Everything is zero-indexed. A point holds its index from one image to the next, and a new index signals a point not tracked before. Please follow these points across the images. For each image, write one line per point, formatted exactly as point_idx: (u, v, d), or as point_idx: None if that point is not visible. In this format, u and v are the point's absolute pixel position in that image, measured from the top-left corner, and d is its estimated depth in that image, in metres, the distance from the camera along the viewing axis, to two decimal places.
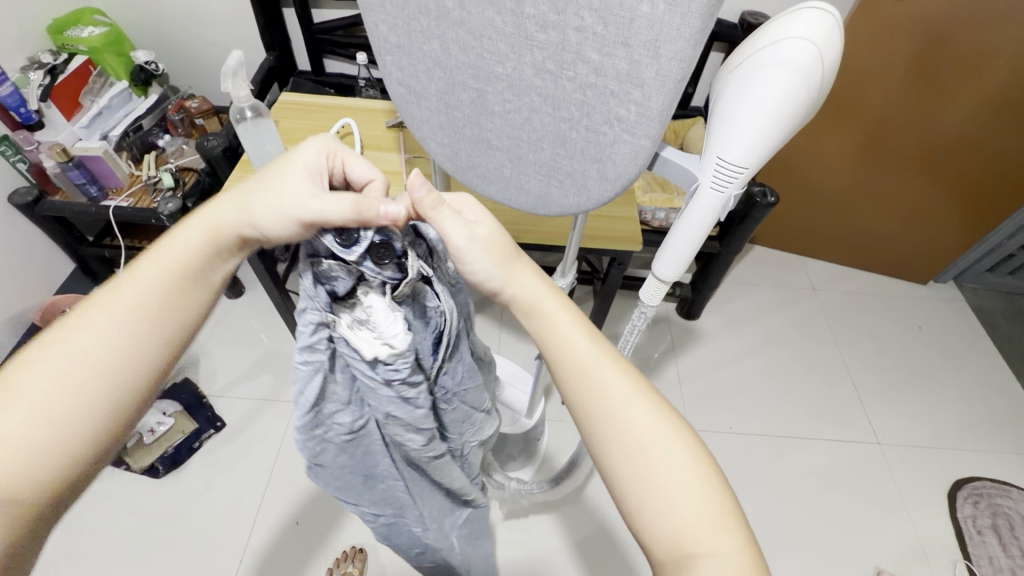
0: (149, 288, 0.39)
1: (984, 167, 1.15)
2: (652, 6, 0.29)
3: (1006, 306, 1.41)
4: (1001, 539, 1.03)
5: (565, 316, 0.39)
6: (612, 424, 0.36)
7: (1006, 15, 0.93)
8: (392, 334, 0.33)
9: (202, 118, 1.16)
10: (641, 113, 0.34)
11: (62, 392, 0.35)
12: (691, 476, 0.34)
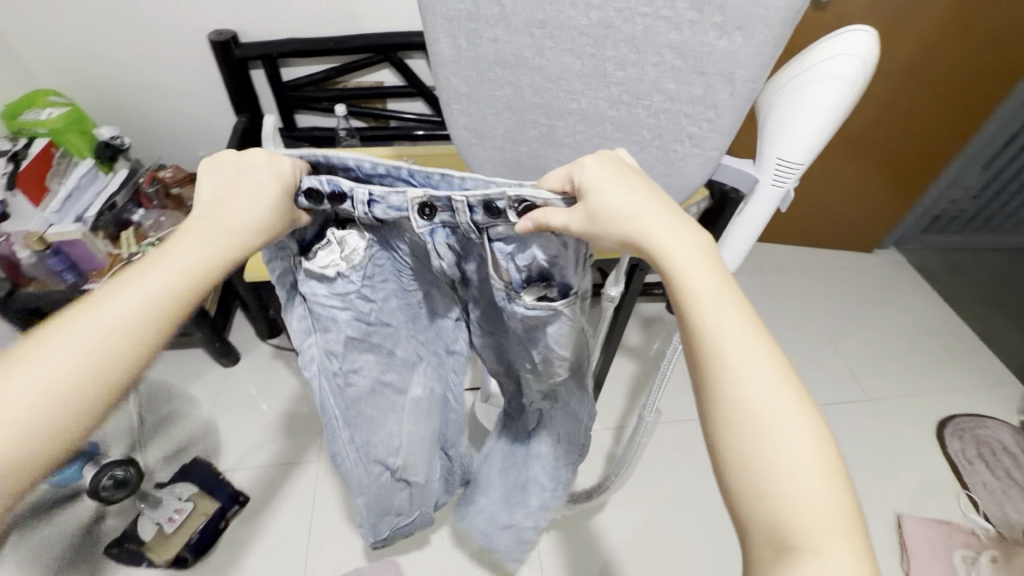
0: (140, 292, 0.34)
1: (904, 143, 1.33)
2: (729, 41, 0.35)
3: (942, 261, 1.59)
4: (989, 465, 1.14)
5: (704, 268, 0.34)
6: (723, 387, 0.32)
7: (910, 13, 1.09)
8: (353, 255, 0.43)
9: (178, 186, 1.13)
10: (711, 129, 0.39)
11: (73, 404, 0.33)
12: (813, 460, 0.29)
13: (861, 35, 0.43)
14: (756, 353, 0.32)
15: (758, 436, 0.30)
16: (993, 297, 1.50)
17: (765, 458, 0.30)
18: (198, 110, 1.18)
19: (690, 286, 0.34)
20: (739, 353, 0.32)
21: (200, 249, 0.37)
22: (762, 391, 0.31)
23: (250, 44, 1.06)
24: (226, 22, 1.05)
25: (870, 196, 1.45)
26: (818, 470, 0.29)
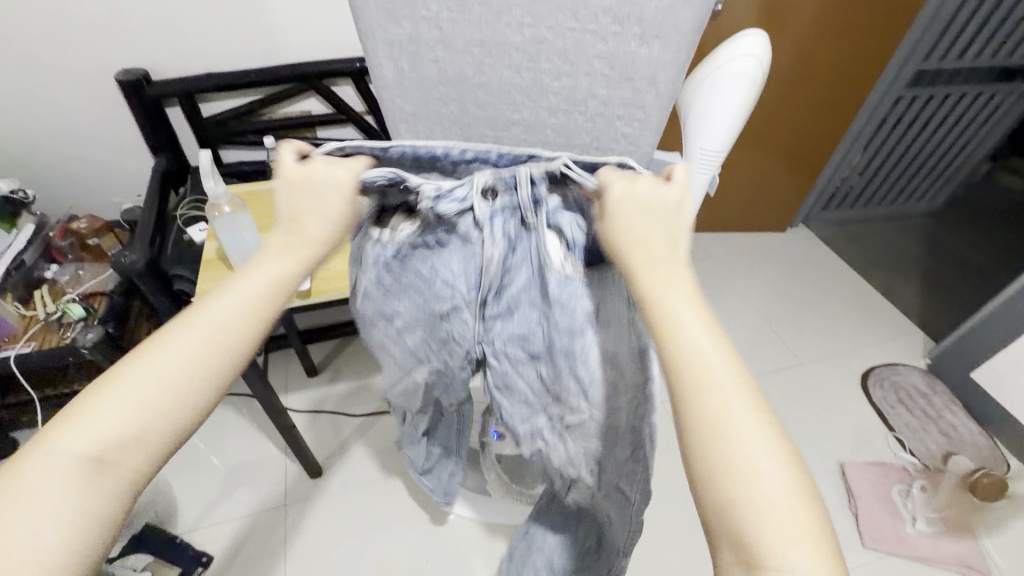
0: (230, 310, 0.36)
1: (798, 131, 1.48)
2: (649, 49, 0.39)
3: (843, 233, 1.77)
4: (908, 407, 1.28)
5: (682, 300, 0.34)
6: (695, 398, 0.32)
7: (789, 18, 1.22)
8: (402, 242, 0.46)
9: (95, 237, 1.06)
10: (643, 127, 0.44)
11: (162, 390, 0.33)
12: (776, 475, 0.30)
13: (753, 38, 0.51)
14: (726, 370, 0.32)
15: (723, 449, 0.30)
16: (889, 260, 1.69)
17: (737, 474, 0.30)
18: (110, 154, 1.11)
19: (665, 306, 0.34)
20: (712, 369, 0.32)
21: (281, 264, 0.39)
22: (728, 404, 0.31)
23: (164, 81, 1.02)
24: (135, 62, 1.01)
25: (778, 181, 1.60)
26: (779, 472, 0.30)
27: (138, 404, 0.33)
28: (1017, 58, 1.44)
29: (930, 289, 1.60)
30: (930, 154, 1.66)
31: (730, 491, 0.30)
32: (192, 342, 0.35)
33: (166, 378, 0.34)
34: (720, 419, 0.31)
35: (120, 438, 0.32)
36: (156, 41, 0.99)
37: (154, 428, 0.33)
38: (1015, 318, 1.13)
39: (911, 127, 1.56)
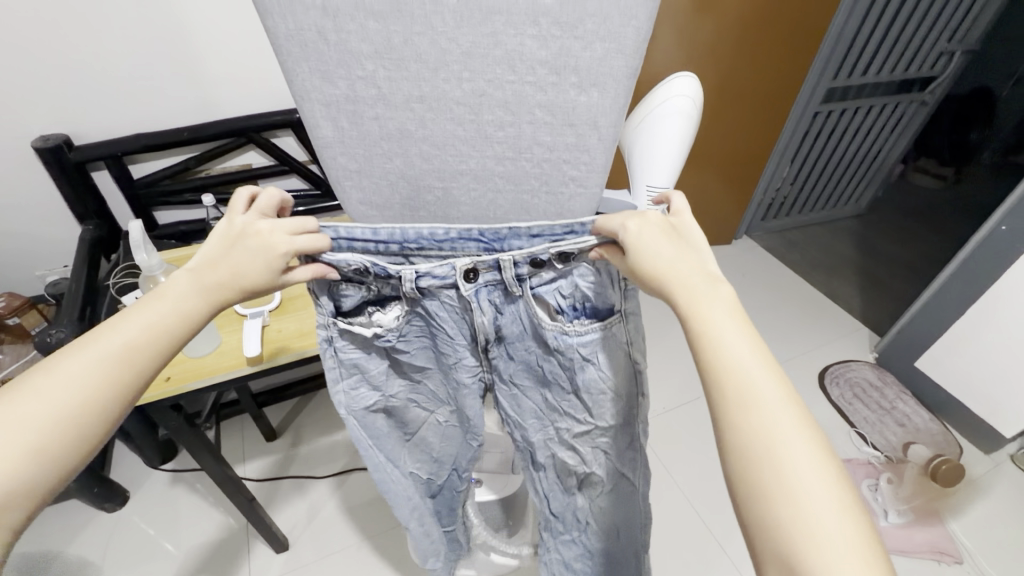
0: (129, 339, 0.39)
1: (731, 150, 1.57)
2: (588, 96, 0.40)
3: (783, 241, 1.87)
4: (864, 401, 1.33)
5: (726, 322, 0.38)
6: (741, 416, 0.34)
7: (711, 49, 1.31)
8: (388, 320, 0.51)
9: (16, 316, 0.99)
10: (589, 170, 0.44)
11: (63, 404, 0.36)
12: (831, 509, 0.31)
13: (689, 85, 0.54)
14: (779, 395, 0.35)
15: (770, 469, 0.32)
16: (827, 263, 1.80)
17: (780, 488, 0.32)
18: (29, 225, 1.03)
19: (704, 336, 0.38)
20: (758, 391, 0.35)
21: (191, 293, 0.42)
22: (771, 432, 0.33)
23: (86, 146, 0.97)
24: (54, 128, 0.95)
25: (719, 198, 1.68)
26: (832, 497, 0.31)
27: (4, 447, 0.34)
28: (912, 73, 1.59)
29: (867, 287, 1.70)
30: (849, 162, 1.79)
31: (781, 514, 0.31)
32: (81, 377, 0.37)
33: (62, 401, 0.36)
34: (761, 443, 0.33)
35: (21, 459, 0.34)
36: (77, 104, 0.94)
37: (31, 472, 0.35)
38: (946, 307, 1.22)
39: (830, 139, 1.69)
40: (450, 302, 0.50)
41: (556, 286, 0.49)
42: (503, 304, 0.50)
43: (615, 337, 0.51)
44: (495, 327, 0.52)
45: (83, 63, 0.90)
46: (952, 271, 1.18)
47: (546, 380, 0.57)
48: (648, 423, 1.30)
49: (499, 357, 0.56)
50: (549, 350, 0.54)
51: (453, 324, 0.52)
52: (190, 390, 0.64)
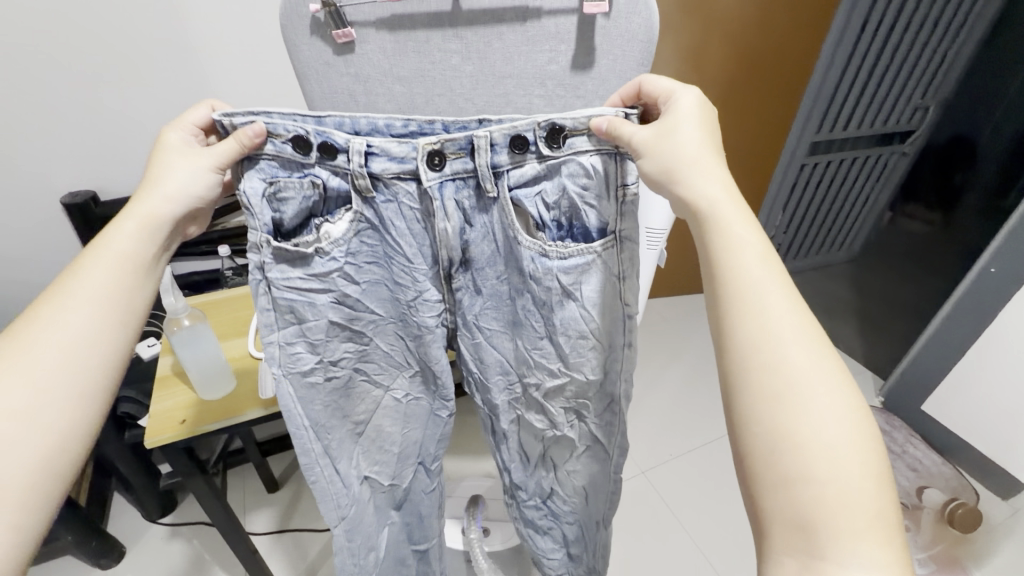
0: (95, 282, 0.49)
1: None
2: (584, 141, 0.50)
3: None
4: None
5: (756, 259, 0.42)
6: (771, 359, 0.38)
7: None
8: (335, 230, 0.53)
9: None
10: None
11: (70, 343, 0.47)
12: (852, 451, 0.35)
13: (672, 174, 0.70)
14: (811, 339, 0.39)
15: (792, 411, 0.37)
16: (824, 306, 1.83)
17: (798, 432, 0.36)
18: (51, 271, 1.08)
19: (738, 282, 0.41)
20: (785, 340, 0.39)
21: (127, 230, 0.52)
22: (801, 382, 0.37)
23: (112, 201, 1.02)
24: (86, 184, 1.02)
25: None
26: (855, 436, 0.36)
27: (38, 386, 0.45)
28: (890, 126, 1.69)
29: (865, 329, 1.73)
30: (837, 209, 1.86)
31: (799, 452, 0.36)
32: (64, 336, 0.47)
33: (67, 340, 0.47)
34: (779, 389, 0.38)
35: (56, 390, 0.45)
36: (112, 160, 1.01)
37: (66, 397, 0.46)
38: (945, 347, 1.24)
39: (819, 188, 1.77)
40: (404, 204, 0.52)
41: (535, 189, 0.52)
42: (473, 211, 0.53)
43: (600, 257, 0.54)
44: (464, 242, 0.55)
45: (122, 121, 0.98)
46: (948, 311, 1.21)
47: (516, 320, 0.61)
48: (656, 471, 1.27)
49: (461, 290, 0.59)
50: (516, 276, 0.57)
51: (415, 241, 0.55)
52: (208, 431, 0.65)
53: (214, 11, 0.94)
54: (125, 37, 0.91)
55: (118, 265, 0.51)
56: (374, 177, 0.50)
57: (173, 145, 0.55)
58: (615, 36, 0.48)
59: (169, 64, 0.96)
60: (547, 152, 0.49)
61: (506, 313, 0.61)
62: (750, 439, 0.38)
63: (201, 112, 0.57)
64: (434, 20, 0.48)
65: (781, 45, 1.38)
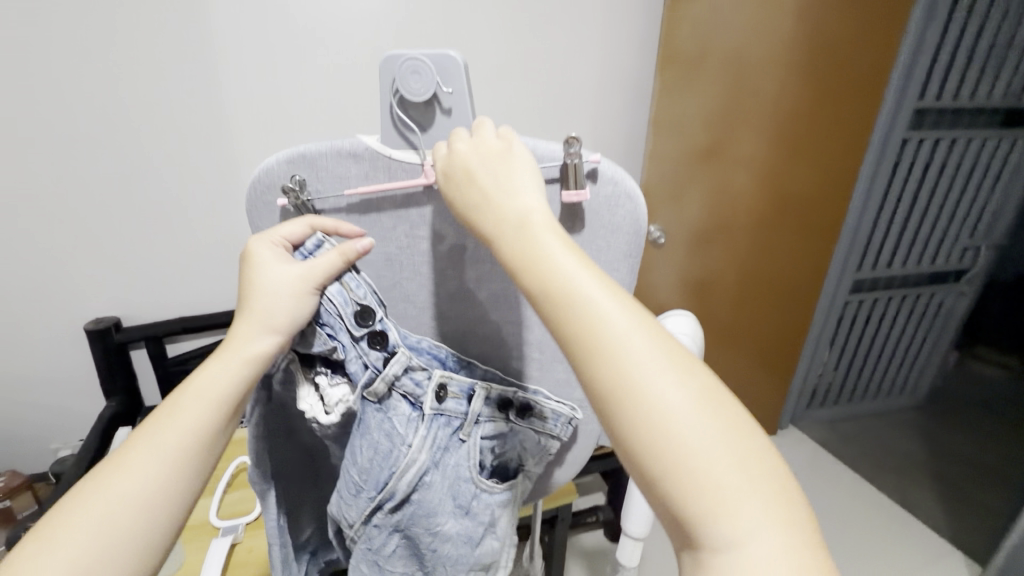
0: (182, 433, 0.42)
1: (764, 338, 1.51)
2: None
3: (836, 437, 1.73)
4: None
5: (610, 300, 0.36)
6: (651, 398, 0.33)
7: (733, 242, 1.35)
8: (338, 395, 0.47)
9: (10, 497, 0.96)
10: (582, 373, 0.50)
11: (126, 511, 0.39)
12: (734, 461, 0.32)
13: None
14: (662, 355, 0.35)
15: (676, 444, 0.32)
16: (891, 464, 1.61)
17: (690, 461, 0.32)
18: (63, 399, 1.07)
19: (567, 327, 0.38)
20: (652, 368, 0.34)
21: (229, 368, 0.45)
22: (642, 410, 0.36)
23: (134, 327, 1.04)
24: (110, 311, 1.04)
25: (755, 387, 1.58)
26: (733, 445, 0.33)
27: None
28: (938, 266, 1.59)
29: (945, 494, 1.48)
30: (891, 347, 1.70)
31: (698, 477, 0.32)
32: (123, 504, 0.39)
33: (124, 509, 0.39)
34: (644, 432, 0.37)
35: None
36: (141, 293, 1.05)
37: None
38: None
39: (867, 326, 1.64)
40: (396, 421, 0.47)
41: (494, 444, 0.50)
42: (443, 450, 0.48)
43: (506, 517, 0.51)
44: (417, 485, 0.48)
45: (155, 261, 1.03)
46: None
47: (415, 552, 0.52)
48: None
49: (376, 526, 0.50)
50: (440, 513, 0.49)
51: (376, 457, 0.47)
52: None
53: (252, 164, 1.01)
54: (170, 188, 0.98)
55: (169, 459, 0.41)
56: (379, 392, 0.46)
57: (264, 265, 0.43)
58: (597, 226, 0.42)
59: (204, 211, 1.02)
60: (518, 419, 0.50)
61: (415, 544, 0.51)
62: (660, 472, 0.33)
63: (296, 229, 0.44)
64: (403, 209, 0.44)
65: (819, 182, 1.33)
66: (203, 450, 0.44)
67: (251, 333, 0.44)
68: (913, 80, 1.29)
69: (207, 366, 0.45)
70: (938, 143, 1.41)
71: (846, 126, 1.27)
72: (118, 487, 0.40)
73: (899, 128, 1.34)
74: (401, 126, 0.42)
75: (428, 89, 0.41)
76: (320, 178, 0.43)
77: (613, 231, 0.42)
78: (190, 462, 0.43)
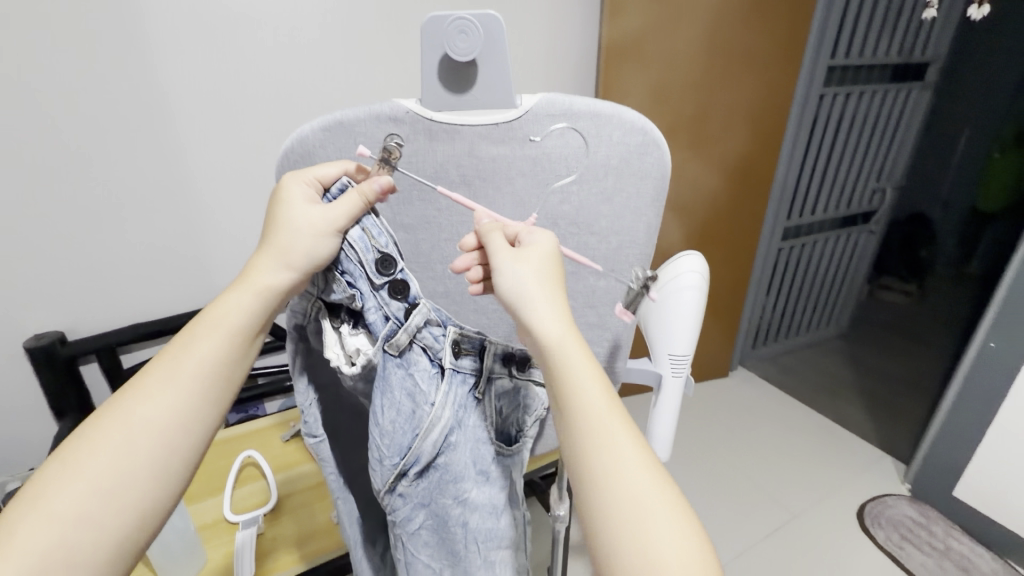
0: (198, 366, 0.39)
1: (715, 286, 1.61)
2: (607, 246, 0.50)
3: (779, 370, 1.86)
4: (915, 543, 1.22)
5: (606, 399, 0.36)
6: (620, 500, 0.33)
7: (684, 196, 1.41)
8: (360, 346, 0.45)
9: None
10: (612, 318, 0.54)
11: (145, 446, 0.36)
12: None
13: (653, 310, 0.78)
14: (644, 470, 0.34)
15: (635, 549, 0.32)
16: (828, 387, 1.78)
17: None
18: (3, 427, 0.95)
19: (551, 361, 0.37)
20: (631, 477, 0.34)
21: (245, 298, 0.41)
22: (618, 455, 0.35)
23: (82, 339, 0.93)
24: (50, 326, 0.92)
25: (710, 334, 1.69)
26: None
27: (83, 511, 0.34)
28: (854, 208, 1.77)
29: (874, 407, 1.68)
30: (817, 286, 1.89)
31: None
32: (137, 440, 0.36)
33: (138, 444, 0.36)
34: (613, 482, 0.34)
35: (100, 521, 0.34)
36: (83, 305, 0.93)
37: (116, 527, 0.35)
38: (963, 426, 1.19)
39: (800, 268, 1.81)
40: (418, 376, 0.46)
41: (504, 403, 0.51)
42: (464, 403, 0.48)
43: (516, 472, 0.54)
44: (442, 447, 0.47)
45: (98, 266, 0.91)
46: (959, 388, 1.19)
47: (440, 527, 0.49)
48: None
49: (400, 496, 0.48)
50: (466, 468, 0.48)
51: (394, 418, 0.45)
52: None
53: (199, 150, 0.91)
54: (107, 181, 0.86)
55: (187, 387, 0.38)
56: (398, 344, 0.44)
57: (290, 203, 0.41)
58: (628, 172, 0.46)
59: (150, 206, 0.91)
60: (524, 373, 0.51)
61: (438, 517, 0.49)
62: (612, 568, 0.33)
63: (330, 173, 0.43)
64: (440, 173, 0.45)
65: (758, 135, 1.41)
66: (218, 383, 0.40)
67: (274, 257, 0.42)
68: (827, 37, 1.40)
69: (222, 296, 0.42)
70: (848, 97, 1.56)
71: (774, 84, 1.37)
72: (134, 420, 0.36)
73: (818, 83, 1.45)
74: (437, 83, 0.42)
75: (475, 49, 0.41)
76: (359, 144, 0.43)
77: (641, 176, 0.46)
78: (206, 399, 0.39)
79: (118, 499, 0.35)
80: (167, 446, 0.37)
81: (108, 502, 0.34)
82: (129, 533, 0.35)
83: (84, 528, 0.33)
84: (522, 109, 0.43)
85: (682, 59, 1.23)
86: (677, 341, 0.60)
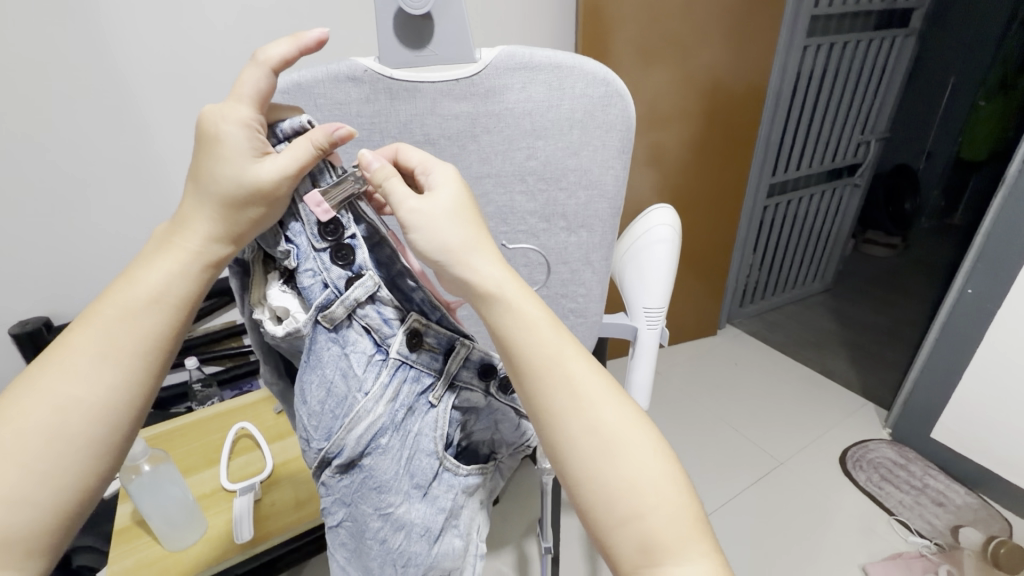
0: (132, 332, 0.39)
1: (700, 243, 1.62)
2: (576, 201, 0.53)
3: (764, 326, 1.90)
4: (894, 482, 1.27)
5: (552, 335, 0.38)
6: (589, 423, 0.36)
7: (669, 154, 1.40)
8: (293, 309, 0.42)
9: None
10: (586, 273, 0.57)
11: (81, 416, 0.37)
12: (665, 489, 0.35)
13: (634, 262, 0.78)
14: (602, 393, 0.38)
15: (620, 464, 0.35)
16: (815, 339, 1.81)
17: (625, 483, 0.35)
18: None
19: (544, 353, 0.37)
20: (596, 404, 0.37)
21: (180, 258, 0.40)
22: (622, 436, 0.36)
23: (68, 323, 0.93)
24: (34, 312, 0.92)
25: (695, 295, 1.71)
26: (665, 481, 0.36)
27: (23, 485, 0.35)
28: (839, 161, 1.77)
29: (857, 356, 1.72)
30: (802, 242, 1.90)
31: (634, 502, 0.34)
32: (73, 413, 0.36)
33: (70, 416, 0.36)
34: (580, 409, 0.36)
35: (40, 493, 0.35)
36: (65, 287, 0.92)
37: (60, 496, 0.36)
38: (942, 370, 1.23)
39: (784, 224, 1.82)
40: (355, 359, 0.42)
41: (465, 420, 0.47)
42: (415, 403, 0.44)
43: (468, 508, 0.48)
44: (369, 448, 0.42)
45: (76, 248, 0.90)
46: (938, 332, 1.22)
47: (360, 531, 0.45)
48: None
49: (325, 485, 0.44)
50: (397, 474, 0.43)
51: (328, 399, 0.42)
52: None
53: (170, 127, 0.89)
54: (76, 160, 0.84)
55: (123, 357, 0.38)
56: (326, 313, 0.41)
57: (228, 151, 0.39)
58: (595, 125, 0.50)
59: (124, 185, 0.89)
60: (501, 395, 0.48)
61: (360, 521, 0.44)
62: (593, 492, 0.35)
63: (253, 75, 0.39)
64: (403, 132, 0.48)
65: (742, 88, 1.39)
66: (159, 349, 0.40)
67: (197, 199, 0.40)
68: None
69: (158, 255, 0.41)
70: (831, 47, 1.53)
71: (756, 36, 1.34)
72: (69, 390, 0.37)
73: (801, 34, 1.42)
74: (396, 43, 0.43)
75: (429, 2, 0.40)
76: (318, 104, 0.45)
77: (603, 128, 0.50)
78: (144, 365, 0.39)
79: (60, 469, 0.36)
80: (104, 414, 0.37)
81: (49, 473, 0.36)
82: (75, 499, 0.37)
83: (29, 500, 0.35)
84: (482, 62, 0.46)
85: (661, 14, 1.21)
86: (651, 293, 0.62)
